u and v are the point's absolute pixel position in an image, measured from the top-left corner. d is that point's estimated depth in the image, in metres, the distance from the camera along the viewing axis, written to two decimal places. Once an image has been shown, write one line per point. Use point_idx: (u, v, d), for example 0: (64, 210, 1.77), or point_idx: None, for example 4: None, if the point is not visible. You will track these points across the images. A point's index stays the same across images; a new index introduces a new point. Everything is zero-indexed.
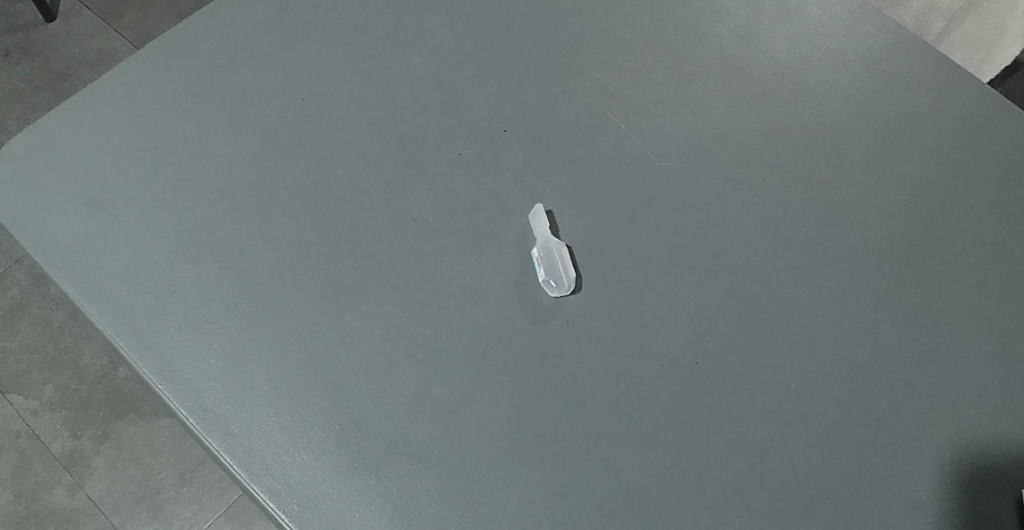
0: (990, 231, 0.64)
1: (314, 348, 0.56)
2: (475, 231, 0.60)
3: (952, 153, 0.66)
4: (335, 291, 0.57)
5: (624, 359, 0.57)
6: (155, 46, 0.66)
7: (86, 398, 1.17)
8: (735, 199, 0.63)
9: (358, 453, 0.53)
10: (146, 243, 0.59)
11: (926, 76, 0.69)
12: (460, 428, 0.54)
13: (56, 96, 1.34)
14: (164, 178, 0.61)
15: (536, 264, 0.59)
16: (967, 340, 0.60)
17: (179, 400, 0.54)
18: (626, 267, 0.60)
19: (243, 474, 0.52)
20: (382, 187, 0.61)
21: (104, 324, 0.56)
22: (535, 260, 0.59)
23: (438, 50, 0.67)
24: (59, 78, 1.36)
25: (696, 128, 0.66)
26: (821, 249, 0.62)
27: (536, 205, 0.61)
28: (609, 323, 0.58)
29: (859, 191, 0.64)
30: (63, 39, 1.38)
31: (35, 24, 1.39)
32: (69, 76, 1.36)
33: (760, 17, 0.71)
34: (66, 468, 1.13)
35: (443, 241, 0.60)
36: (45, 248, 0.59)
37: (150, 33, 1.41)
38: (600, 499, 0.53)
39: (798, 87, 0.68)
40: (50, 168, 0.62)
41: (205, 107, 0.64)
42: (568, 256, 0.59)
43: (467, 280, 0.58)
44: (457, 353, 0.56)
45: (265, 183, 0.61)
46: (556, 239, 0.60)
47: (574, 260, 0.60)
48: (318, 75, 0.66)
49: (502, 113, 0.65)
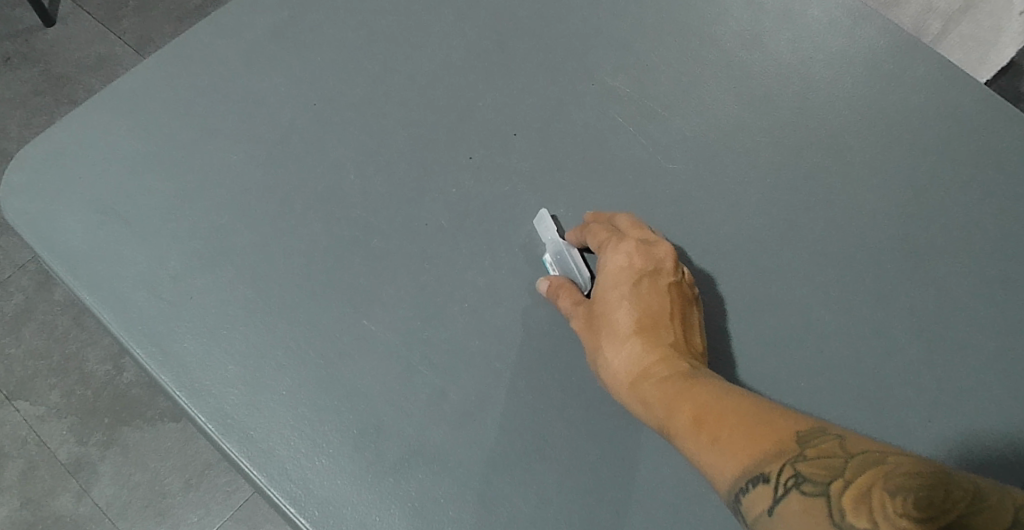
0: (993, 229, 0.64)
1: (330, 352, 0.56)
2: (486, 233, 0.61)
3: (956, 152, 0.67)
4: (349, 297, 0.58)
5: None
6: (166, 54, 0.67)
7: (90, 404, 1.04)
8: (743, 199, 0.64)
9: (378, 456, 0.54)
10: (162, 249, 0.59)
11: (927, 76, 0.69)
12: (476, 430, 0.55)
13: (11, 78, 1.19)
14: (180, 184, 0.62)
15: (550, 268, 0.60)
16: (970, 336, 0.61)
17: (197, 406, 0.54)
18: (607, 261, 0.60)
19: (264, 479, 0.53)
20: (394, 191, 0.62)
21: (122, 333, 0.57)
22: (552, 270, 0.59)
23: (445, 55, 0.68)
24: (10, 59, 1.21)
25: (702, 130, 0.66)
26: (829, 248, 0.63)
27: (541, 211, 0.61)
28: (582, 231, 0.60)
29: (864, 191, 0.65)
30: (11, 15, 1.22)
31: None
32: (24, 55, 1.21)
33: (764, 19, 0.71)
34: (72, 474, 1.01)
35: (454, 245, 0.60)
36: (62, 256, 0.59)
37: (112, 6, 1.25)
38: (616, 498, 0.54)
39: (802, 88, 0.69)
40: (65, 176, 0.62)
41: (217, 113, 0.64)
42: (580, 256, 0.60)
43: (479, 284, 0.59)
44: (471, 355, 0.57)
45: (277, 189, 0.62)
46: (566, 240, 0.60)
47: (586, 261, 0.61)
48: (328, 81, 0.66)
49: (511, 116, 0.66)
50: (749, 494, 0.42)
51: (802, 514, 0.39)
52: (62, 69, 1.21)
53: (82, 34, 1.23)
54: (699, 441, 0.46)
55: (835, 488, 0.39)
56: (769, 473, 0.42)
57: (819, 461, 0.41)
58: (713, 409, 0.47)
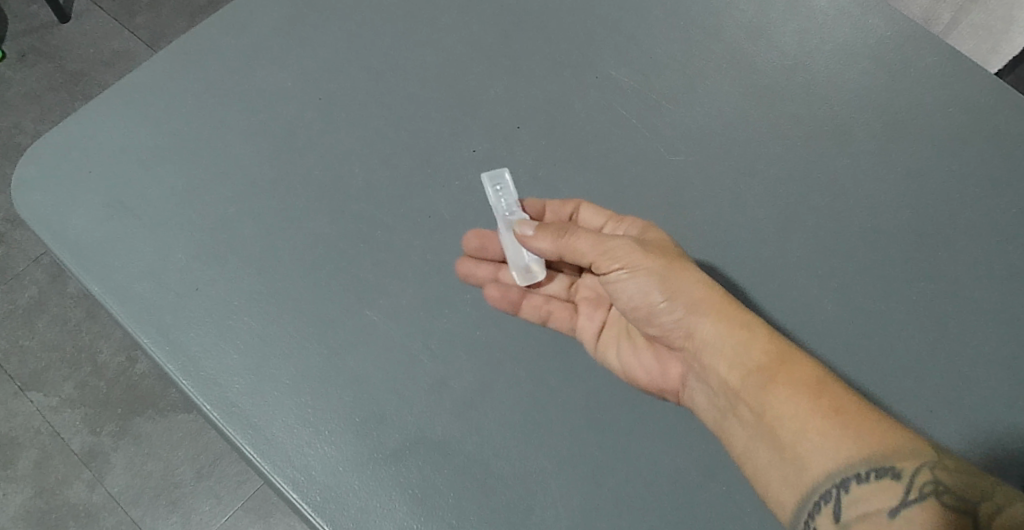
0: (1002, 220, 0.64)
1: (333, 342, 0.57)
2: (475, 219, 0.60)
3: (963, 144, 0.66)
4: (354, 288, 0.59)
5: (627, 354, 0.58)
6: (175, 48, 0.68)
7: (103, 396, 1.05)
8: (746, 192, 0.64)
9: (379, 445, 0.54)
10: (170, 240, 0.60)
11: (934, 67, 0.69)
12: (477, 419, 0.55)
13: (25, 74, 1.20)
14: (186, 175, 0.63)
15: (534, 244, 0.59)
16: (976, 327, 0.60)
17: (203, 394, 0.55)
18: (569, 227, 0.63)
19: (267, 466, 0.53)
20: (398, 184, 0.62)
21: (130, 322, 0.58)
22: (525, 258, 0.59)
23: (450, 48, 0.68)
24: (26, 54, 1.22)
25: (705, 122, 0.66)
26: (832, 241, 0.63)
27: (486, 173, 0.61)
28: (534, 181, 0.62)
29: (868, 183, 0.65)
30: (28, 12, 1.24)
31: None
32: (38, 51, 1.22)
33: (770, 11, 0.71)
34: (85, 464, 1.02)
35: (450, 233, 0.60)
36: (71, 247, 0.60)
37: (126, 3, 1.27)
38: (615, 487, 0.54)
39: (807, 80, 0.68)
40: (75, 168, 0.63)
41: (224, 106, 0.65)
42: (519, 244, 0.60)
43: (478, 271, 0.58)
44: (473, 346, 0.57)
45: (282, 180, 0.62)
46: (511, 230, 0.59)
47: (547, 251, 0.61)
48: (333, 74, 0.67)
49: (515, 109, 0.66)
50: (871, 483, 0.47)
51: (936, 521, 0.45)
52: (76, 64, 1.22)
53: (96, 29, 1.24)
54: (818, 407, 0.50)
55: (973, 508, 0.44)
56: (902, 471, 0.46)
57: (959, 475, 0.46)
58: (830, 384, 0.50)
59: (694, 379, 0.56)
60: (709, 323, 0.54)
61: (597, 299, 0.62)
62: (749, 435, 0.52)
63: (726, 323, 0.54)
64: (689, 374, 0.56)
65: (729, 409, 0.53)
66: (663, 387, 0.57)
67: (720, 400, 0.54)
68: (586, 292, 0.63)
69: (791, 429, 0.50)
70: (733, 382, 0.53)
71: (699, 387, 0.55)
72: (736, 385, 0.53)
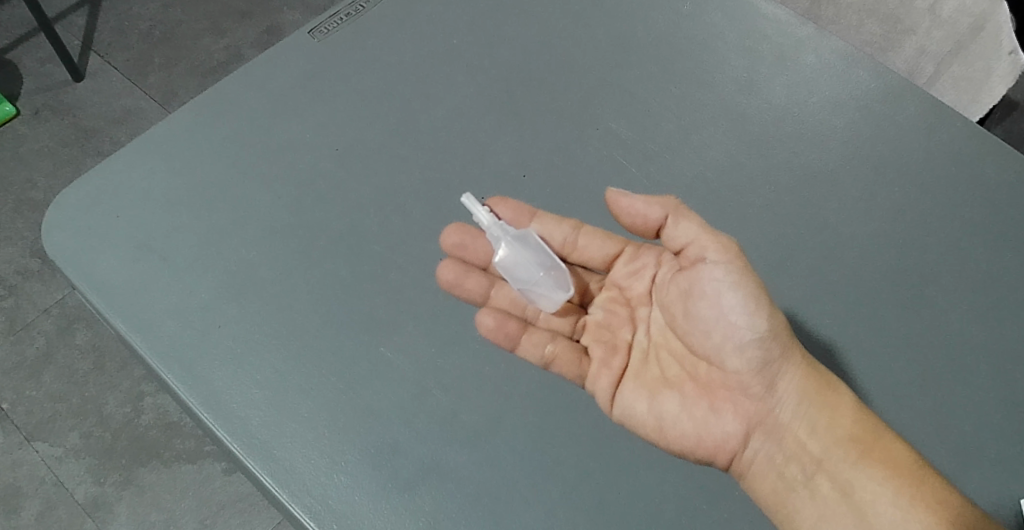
0: (987, 259, 0.67)
1: (349, 378, 0.59)
2: (473, 245, 0.62)
3: (947, 187, 0.70)
4: (368, 326, 0.61)
5: (672, 407, 0.56)
6: (199, 104, 0.72)
7: (109, 445, 1.01)
8: (741, 234, 0.67)
9: (393, 475, 0.56)
10: (193, 281, 0.63)
11: (917, 116, 0.73)
12: (487, 450, 0.57)
13: (38, 132, 1.24)
14: (209, 221, 0.66)
15: (520, 272, 0.59)
16: (966, 360, 0.63)
17: (224, 427, 0.57)
18: (565, 254, 0.62)
19: (287, 496, 0.55)
20: (410, 228, 0.66)
21: (153, 358, 0.60)
22: (557, 260, 0.60)
23: (460, 102, 0.72)
24: (40, 112, 1.26)
25: (700, 170, 0.70)
26: (824, 278, 0.66)
27: (470, 195, 0.59)
28: (518, 206, 0.62)
29: (858, 224, 0.68)
30: (44, 72, 1.30)
31: (16, 52, 1.32)
32: (52, 108, 1.27)
33: (759, 67, 0.76)
34: (88, 514, 0.97)
35: (463, 258, 0.62)
36: (98, 288, 0.63)
37: (139, 65, 1.32)
38: (621, 515, 0.56)
39: (796, 130, 0.72)
40: (103, 216, 0.66)
41: (245, 157, 0.69)
42: (507, 266, 0.59)
43: (488, 295, 0.61)
44: (483, 381, 0.60)
45: (300, 226, 0.66)
46: (499, 249, 0.59)
47: (550, 281, 0.59)
48: (350, 126, 0.71)
49: (521, 159, 0.70)
50: None
51: None
52: (89, 121, 1.26)
53: (110, 88, 1.29)
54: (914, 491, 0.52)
55: None
56: None
57: None
58: (913, 468, 0.53)
59: (760, 438, 0.56)
60: (796, 383, 0.55)
61: (610, 342, 0.60)
62: (822, 514, 0.54)
63: (815, 387, 0.55)
64: (757, 431, 0.56)
65: (803, 482, 0.55)
66: (720, 441, 0.56)
67: (792, 467, 0.55)
68: (592, 334, 0.61)
69: (888, 520, 0.52)
70: (813, 450, 0.55)
71: (765, 446, 0.56)
72: (819, 454, 0.55)
